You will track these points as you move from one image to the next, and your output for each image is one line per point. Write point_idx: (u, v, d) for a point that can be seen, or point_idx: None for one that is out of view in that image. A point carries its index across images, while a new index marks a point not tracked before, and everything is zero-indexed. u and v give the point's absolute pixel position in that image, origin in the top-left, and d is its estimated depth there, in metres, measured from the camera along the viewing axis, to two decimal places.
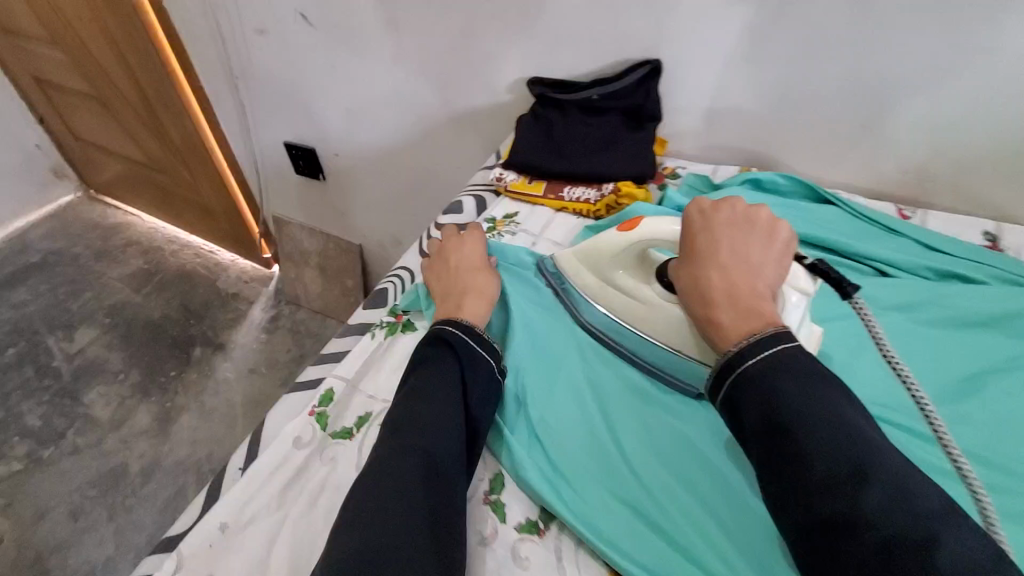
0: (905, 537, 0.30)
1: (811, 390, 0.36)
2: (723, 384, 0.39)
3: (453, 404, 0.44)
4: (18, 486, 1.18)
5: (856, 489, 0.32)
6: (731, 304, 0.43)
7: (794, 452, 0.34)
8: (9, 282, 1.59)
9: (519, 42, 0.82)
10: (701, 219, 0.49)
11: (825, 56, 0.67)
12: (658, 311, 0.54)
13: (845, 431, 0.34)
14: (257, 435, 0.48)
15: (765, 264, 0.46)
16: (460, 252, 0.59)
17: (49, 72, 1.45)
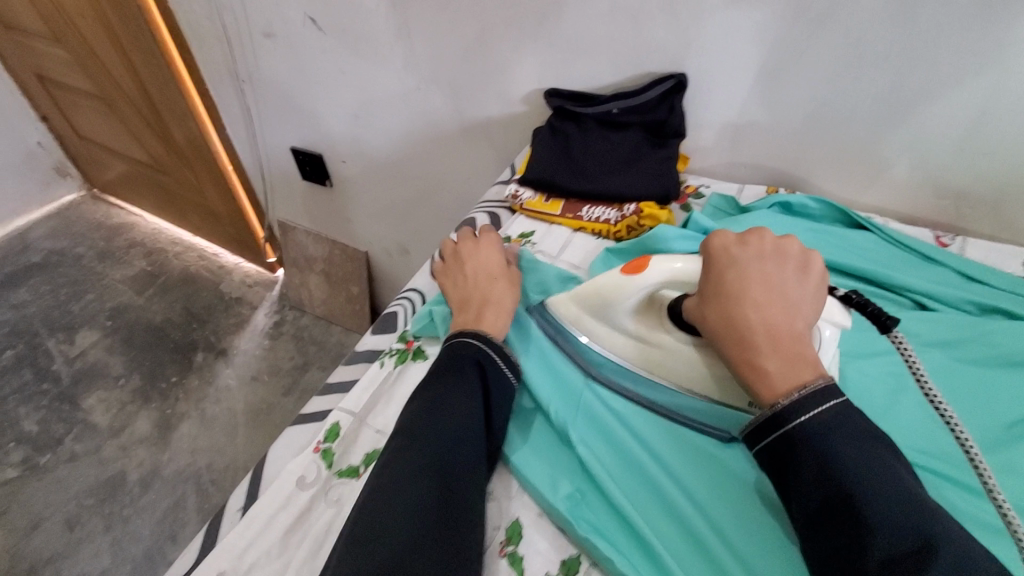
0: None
1: (868, 453, 0.34)
2: (768, 438, 0.37)
3: (471, 432, 0.42)
4: (13, 495, 1.16)
5: (921, 566, 0.30)
6: (775, 349, 0.40)
7: (851, 520, 0.32)
8: (10, 283, 1.57)
9: (537, 52, 0.79)
10: (726, 254, 0.44)
11: (861, 75, 0.64)
12: (676, 356, 0.49)
13: (906, 500, 0.32)
14: (259, 471, 0.45)
15: (803, 302, 0.42)
16: (476, 256, 0.58)
17: (52, 70, 1.42)
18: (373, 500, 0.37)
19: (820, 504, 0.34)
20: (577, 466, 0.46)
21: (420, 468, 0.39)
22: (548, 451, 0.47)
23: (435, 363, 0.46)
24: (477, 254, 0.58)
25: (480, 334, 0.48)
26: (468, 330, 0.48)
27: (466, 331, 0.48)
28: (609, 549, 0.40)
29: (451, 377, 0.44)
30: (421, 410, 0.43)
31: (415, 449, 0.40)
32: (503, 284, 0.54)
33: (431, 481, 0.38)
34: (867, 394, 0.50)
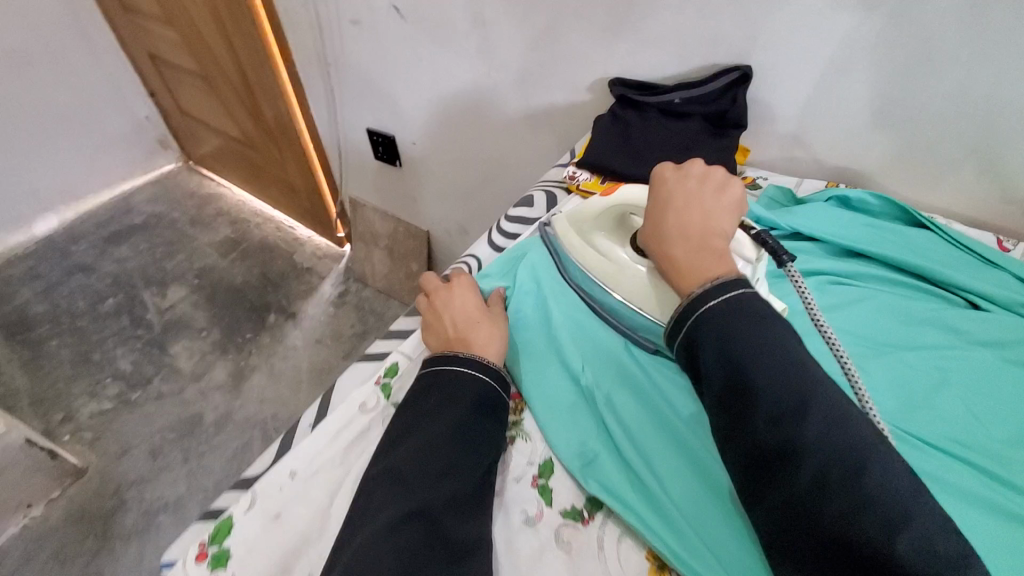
0: (839, 464, 0.33)
1: (761, 332, 0.39)
2: (679, 332, 0.43)
3: (468, 446, 0.43)
4: (108, 423, 1.31)
5: (798, 423, 0.35)
6: (685, 243, 0.47)
7: (742, 392, 0.37)
8: (116, 239, 1.76)
9: (604, 42, 0.82)
10: (661, 177, 0.52)
11: (934, 73, 0.63)
12: (627, 270, 0.54)
13: (790, 368, 0.37)
14: (327, 396, 0.52)
15: (717, 210, 0.49)
16: (449, 307, 0.53)
17: (164, 51, 1.59)
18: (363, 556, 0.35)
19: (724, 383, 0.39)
20: (593, 427, 0.49)
21: (409, 514, 0.38)
22: (567, 412, 0.50)
23: (423, 400, 0.45)
24: (450, 300, 0.54)
25: (473, 360, 0.48)
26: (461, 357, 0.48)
27: (460, 357, 0.48)
28: (617, 505, 0.44)
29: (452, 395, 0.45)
30: (402, 448, 0.42)
31: (404, 497, 0.39)
32: (486, 326, 0.52)
33: (420, 529, 0.37)
34: (903, 385, 0.51)
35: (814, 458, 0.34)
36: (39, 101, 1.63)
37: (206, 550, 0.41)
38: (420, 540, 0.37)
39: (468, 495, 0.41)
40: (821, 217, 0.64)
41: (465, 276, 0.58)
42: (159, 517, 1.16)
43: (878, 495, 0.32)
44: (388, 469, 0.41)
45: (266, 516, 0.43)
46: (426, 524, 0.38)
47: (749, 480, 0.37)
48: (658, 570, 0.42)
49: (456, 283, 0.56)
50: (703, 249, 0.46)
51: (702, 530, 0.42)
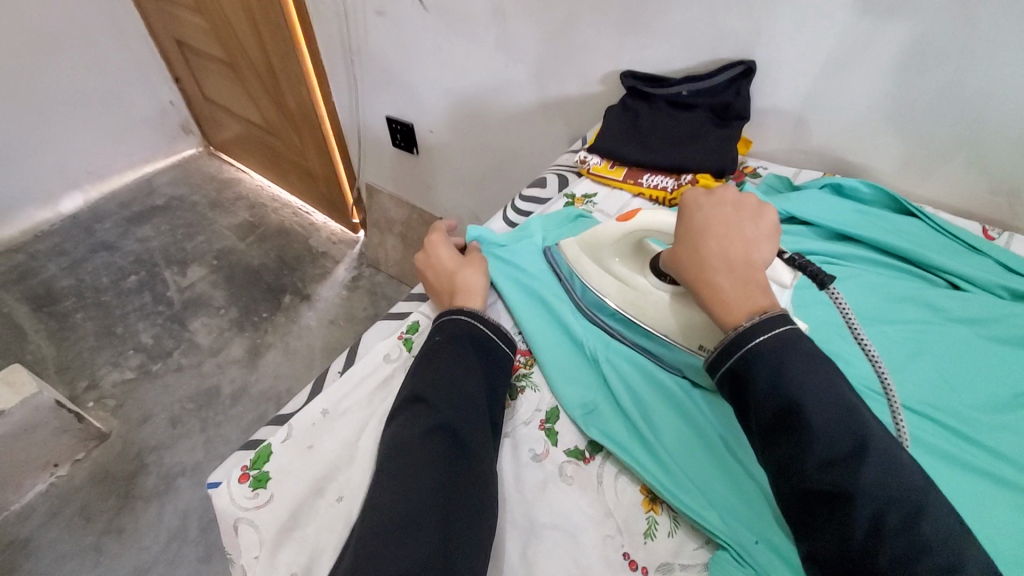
0: (896, 510, 0.35)
1: (812, 371, 0.41)
2: (727, 357, 0.44)
3: (476, 403, 0.46)
4: (130, 391, 1.37)
5: (855, 467, 0.37)
6: (730, 271, 0.47)
7: (795, 429, 0.39)
8: (138, 219, 1.82)
9: (617, 36, 0.87)
10: (695, 203, 0.53)
11: (927, 70, 0.67)
12: (647, 296, 0.56)
13: (843, 411, 0.39)
14: (354, 348, 0.57)
15: (757, 238, 0.50)
16: (434, 263, 0.60)
17: (192, 38, 1.64)
18: (403, 457, 0.41)
19: (776, 417, 0.40)
20: (595, 385, 0.53)
21: (435, 427, 0.43)
22: (572, 369, 0.54)
23: (433, 345, 0.50)
24: (431, 259, 0.61)
25: (474, 313, 0.52)
26: (462, 308, 0.53)
27: (459, 309, 0.52)
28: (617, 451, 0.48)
29: (461, 356, 0.48)
30: (423, 375, 0.47)
31: (430, 413, 0.44)
32: (467, 270, 0.58)
33: (445, 440, 0.42)
34: (884, 354, 0.55)
35: (870, 503, 0.36)
36: (70, 83, 1.70)
37: (248, 472, 0.46)
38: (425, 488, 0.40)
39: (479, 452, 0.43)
40: (816, 204, 0.69)
41: (439, 236, 0.64)
42: (178, 481, 1.21)
43: (935, 541, 0.34)
44: (413, 394, 0.46)
45: (300, 446, 0.48)
46: (449, 435, 0.43)
47: (805, 516, 0.38)
48: (650, 502, 0.46)
49: (429, 244, 0.63)
50: (747, 277, 0.47)
51: (696, 482, 0.46)
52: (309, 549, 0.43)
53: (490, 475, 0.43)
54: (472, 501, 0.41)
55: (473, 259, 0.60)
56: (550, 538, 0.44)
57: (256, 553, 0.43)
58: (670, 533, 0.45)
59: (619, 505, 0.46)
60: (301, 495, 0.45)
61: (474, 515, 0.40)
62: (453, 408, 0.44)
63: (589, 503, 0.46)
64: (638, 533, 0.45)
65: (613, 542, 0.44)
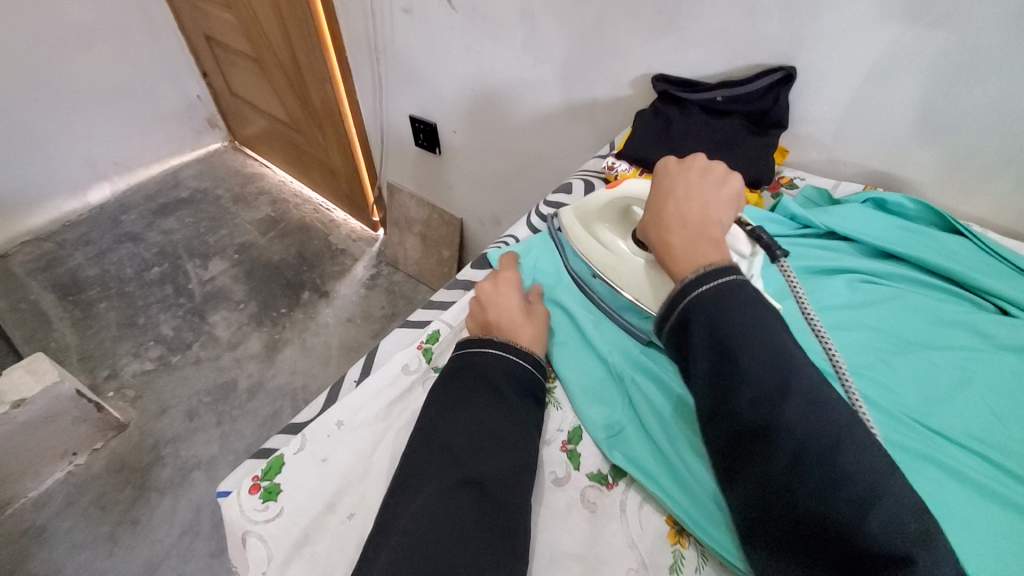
0: (815, 447, 0.34)
1: (746, 315, 0.40)
2: (672, 311, 0.43)
3: (504, 444, 0.43)
4: (149, 382, 1.38)
5: (778, 406, 0.36)
6: (683, 228, 0.47)
7: (726, 375, 0.38)
8: (163, 211, 1.84)
9: (650, 39, 0.84)
10: (665, 168, 0.53)
11: (981, 82, 0.63)
12: (625, 261, 0.57)
13: (774, 353, 0.38)
14: (371, 357, 0.55)
15: (717, 201, 0.50)
16: (497, 302, 0.54)
17: (220, 33, 1.65)
18: (422, 518, 0.38)
19: (713, 362, 0.39)
20: (621, 402, 0.51)
21: (460, 483, 0.40)
22: (598, 390, 0.52)
23: (453, 382, 0.47)
24: (495, 295, 0.55)
25: (519, 351, 0.50)
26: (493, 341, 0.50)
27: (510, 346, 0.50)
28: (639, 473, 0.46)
29: (483, 393, 0.46)
30: (446, 421, 0.44)
31: (453, 467, 0.41)
32: (528, 327, 0.53)
33: (472, 497, 0.39)
34: (927, 382, 0.52)
35: (790, 441, 0.35)
36: (101, 75, 1.72)
37: (259, 483, 0.45)
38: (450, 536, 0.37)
39: (510, 498, 0.41)
40: (855, 219, 0.66)
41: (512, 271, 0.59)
42: (192, 474, 1.22)
43: (853, 477, 0.33)
44: (434, 441, 0.43)
45: (314, 458, 0.46)
46: (476, 491, 0.40)
47: (730, 462, 0.38)
48: (677, 534, 0.44)
49: (502, 279, 0.57)
50: (701, 234, 0.46)
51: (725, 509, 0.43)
52: (319, 568, 0.41)
53: (516, 530, 0.40)
54: (497, 558, 0.37)
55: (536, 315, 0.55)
56: (568, 569, 0.42)
57: (264, 567, 0.41)
58: (697, 569, 0.42)
59: (644, 536, 0.44)
60: (312, 512, 0.43)
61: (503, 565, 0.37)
62: (476, 459, 0.42)
63: (613, 533, 0.44)
64: (664, 568, 0.42)
65: None
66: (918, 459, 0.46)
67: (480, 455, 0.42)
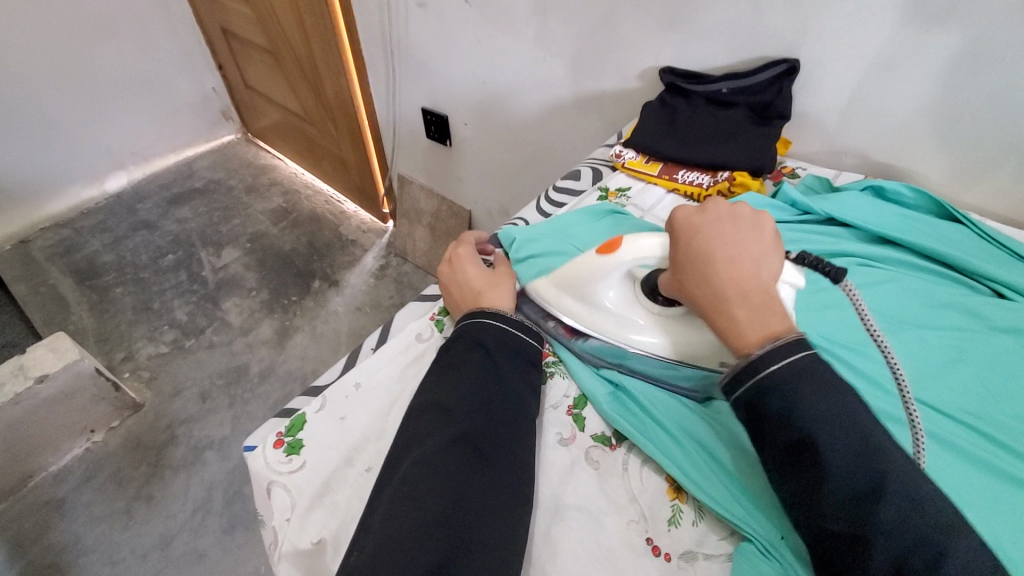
0: (919, 551, 0.33)
1: (835, 402, 0.38)
2: (742, 385, 0.42)
3: (494, 405, 0.46)
4: (163, 365, 1.41)
5: (872, 505, 0.35)
6: (747, 301, 0.44)
7: (809, 463, 0.37)
8: (177, 201, 1.87)
9: (659, 33, 0.86)
10: (690, 227, 0.49)
11: (982, 74, 0.65)
12: (646, 323, 0.54)
13: (862, 443, 0.37)
14: (386, 327, 0.58)
15: (763, 256, 0.47)
16: (460, 278, 0.57)
17: (236, 26, 1.69)
18: (419, 469, 0.40)
19: (792, 449, 0.38)
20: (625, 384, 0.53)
21: (452, 440, 0.42)
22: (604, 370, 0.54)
23: (450, 350, 0.50)
24: (455, 274, 0.57)
25: (497, 313, 0.52)
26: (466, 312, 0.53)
27: (472, 312, 0.52)
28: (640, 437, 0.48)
29: (473, 359, 0.48)
30: (442, 384, 0.46)
31: (448, 424, 0.43)
32: (491, 293, 0.55)
33: (461, 452, 0.42)
34: (920, 358, 0.54)
35: (889, 544, 0.34)
36: (121, 66, 1.76)
37: (283, 439, 0.48)
38: (443, 491, 0.39)
39: (504, 454, 0.44)
40: (856, 206, 0.68)
41: (465, 247, 0.61)
42: (205, 453, 1.25)
43: None
44: (430, 401, 0.45)
45: (333, 417, 0.49)
46: (467, 448, 0.42)
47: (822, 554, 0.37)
48: (675, 491, 0.47)
49: (455, 257, 0.59)
50: (765, 304, 0.44)
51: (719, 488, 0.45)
52: (340, 515, 0.44)
53: (511, 484, 0.42)
54: (495, 504, 0.40)
55: (501, 282, 0.57)
56: (573, 519, 0.45)
57: (288, 515, 0.44)
58: (694, 523, 0.45)
59: (644, 490, 0.47)
60: (333, 465, 0.46)
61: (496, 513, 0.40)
62: (466, 417, 0.44)
63: (614, 487, 0.47)
64: (662, 520, 0.45)
65: (635, 527, 0.45)
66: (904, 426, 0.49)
67: (472, 414, 0.44)
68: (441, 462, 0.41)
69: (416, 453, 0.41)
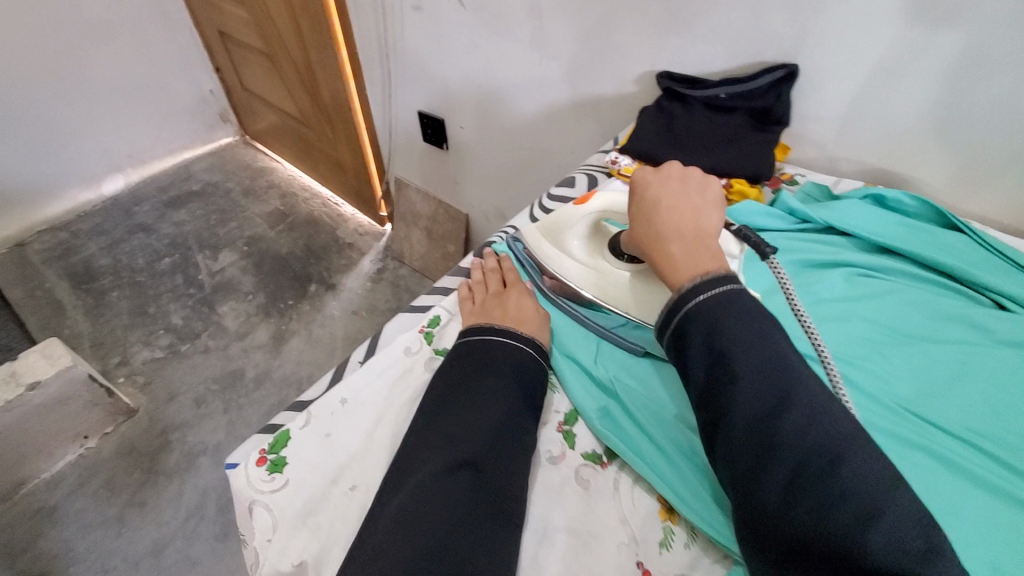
0: (813, 459, 0.36)
1: (747, 329, 0.43)
2: (671, 321, 0.47)
3: (499, 432, 0.44)
4: (157, 370, 1.41)
5: (776, 420, 0.38)
6: (681, 240, 0.50)
7: (722, 388, 0.41)
8: (175, 204, 1.86)
9: (656, 37, 0.85)
10: (644, 181, 0.57)
11: (988, 81, 0.63)
12: (609, 275, 0.59)
13: (770, 367, 0.40)
14: (375, 339, 0.57)
15: (705, 207, 0.54)
16: (508, 300, 0.56)
17: (233, 29, 1.68)
18: (417, 498, 0.39)
19: (710, 377, 0.42)
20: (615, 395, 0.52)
21: (454, 466, 0.41)
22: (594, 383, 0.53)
23: (455, 368, 0.49)
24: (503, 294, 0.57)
25: (514, 334, 0.52)
26: (491, 325, 0.53)
27: (479, 329, 0.52)
28: (627, 451, 0.48)
29: (482, 380, 0.47)
30: (449, 413, 0.45)
31: (450, 452, 0.42)
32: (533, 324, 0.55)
33: (468, 477, 0.41)
34: (919, 373, 0.53)
35: (786, 455, 0.37)
36: (118, 69, 1.75)
37: (266, 456, 0.46)
38: (441, 522, 0.38)
39: (501, 483, 0.42)
40: (856, 214, 0.67)
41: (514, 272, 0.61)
42: (200, 459, 1.24)
43: (848, 488, 0.34)
44: (431, 428, 0.44)
45: (318, 433, 0.48)
46: (470, 475, 0.41)
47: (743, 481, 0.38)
48: (668, 512, 0.46)
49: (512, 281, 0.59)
50: (699, 242, 0.50)
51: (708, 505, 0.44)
52: (322, 537, 0.43)
53: (499, 510, 0.41)
54: (485, 536, 0.39)
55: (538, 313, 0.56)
56: (562, 541, 0.44)
57: (269, 536, 0.43)
58: (686, 546, 0.44)
59: (635, 513, 0.45)
60: (316, 485, 0.45)
61: (486, 548, 0.39)
62: (473, 440, 0.43)
63: (605, 508, 0.46)
64: (654, 544, 0.44)
65: (626, 551, 0.43)
66: (905, 445, 0.47)
67: (475, 441, 0.43)
68: (439, 492, 0.39)
69: (416, 479, 0.40)
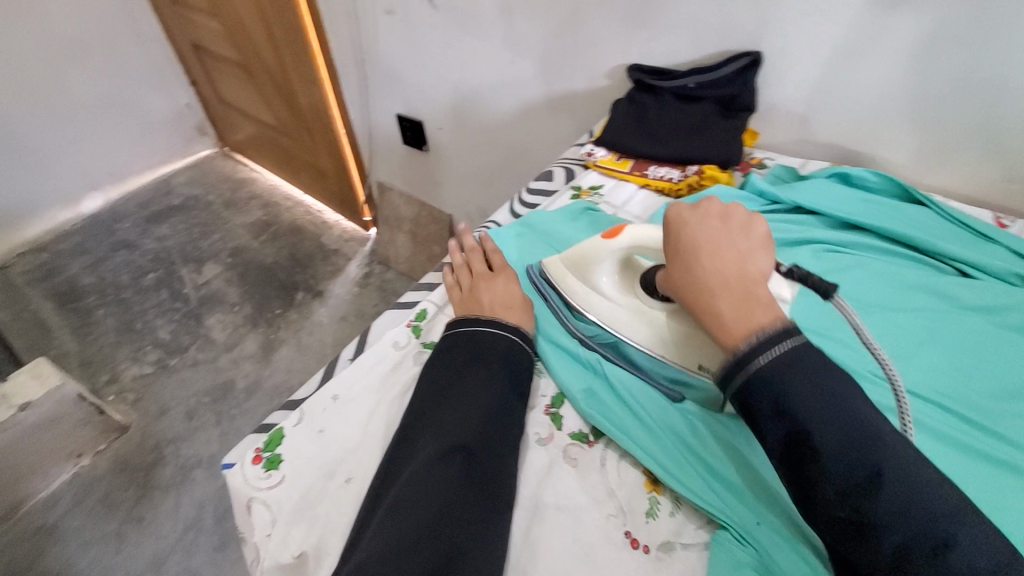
0: (920, 539, 0.32)
1: (823, 391, 0.38)
2: (731, 379, 0.41)
3: (489, 419, 0.46)
4: (147, 386, 1.40)
5: (871, 494, 0.34)
6: (728, 291, 0.45)
7: (805, 458, 0.36)
8: (156, 219, 1.85)
9: (625, 31, 0.87)
10: (680, 219, 0.50)
11: (944, 59, 0.66)
12: (642, 315, 0.55)
13: (855, 432, 0.36)
14: (364, 336, 0.58)
15: (751, 250, 0.48)
16: (493, 290, 0.57)
17: (207, 41, 1.67)
18: (413, 484, 0.40)
19: (789, 443, 0.38)
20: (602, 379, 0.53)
21: (447, 452, 0.42)
22: (579, 366, 0.55)
23: (443, 358, 0.51)
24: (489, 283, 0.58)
25: (501, 323, 0.53)
26: (472, 316, 0.54)
27: (462, 319, 0.54)
28: (616, 431, 0.49)
29: (472, 370, 0.49)
30: (439, 403, 0.46)
31: (442, 439, 0.43)
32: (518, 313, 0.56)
33: (461, 462, 0.42)
34: (890, 341, 0.55)
35: (891, 536, 0.33)
36: (91, 86, 1.74)
37: (261, 454, 0.48)
38: (438, 503, 0.39)
39: (492, 466, 0.44)
40: (821, 193, 0.70)
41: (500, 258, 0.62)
42: (195, 471, 1.24)
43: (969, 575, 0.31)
44: (423, 418, 0.46)
45: (311, 430, 0.49)
46: (462, 459, 0.42)
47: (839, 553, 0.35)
48: (652, 484, 0.47)
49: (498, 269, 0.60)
50: (748, 297, 0.44)
51: (695, 486, 0.46)
52: (319, 528, 0.44)
53: (490, 491, 0.43)
54: (479, 516, 0.41)
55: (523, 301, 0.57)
56: (554, 518, 0.45)
57: (268, 530, 0.44)
58: (671, 514, 0.46)
59: (621, 485, 0.47)
60: (311, 479, 0.46)
61: (481, 528, 0.40)
62: (463, 428, 0.44)
63: (592, 484, 0.47)
64: (641, 513, 0.46)
65: (614, 522, 0.45)
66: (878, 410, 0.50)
67: (464, 427, 0.44)
68: (434, 478, 0.41)
69: (411, 468, 0.42)
